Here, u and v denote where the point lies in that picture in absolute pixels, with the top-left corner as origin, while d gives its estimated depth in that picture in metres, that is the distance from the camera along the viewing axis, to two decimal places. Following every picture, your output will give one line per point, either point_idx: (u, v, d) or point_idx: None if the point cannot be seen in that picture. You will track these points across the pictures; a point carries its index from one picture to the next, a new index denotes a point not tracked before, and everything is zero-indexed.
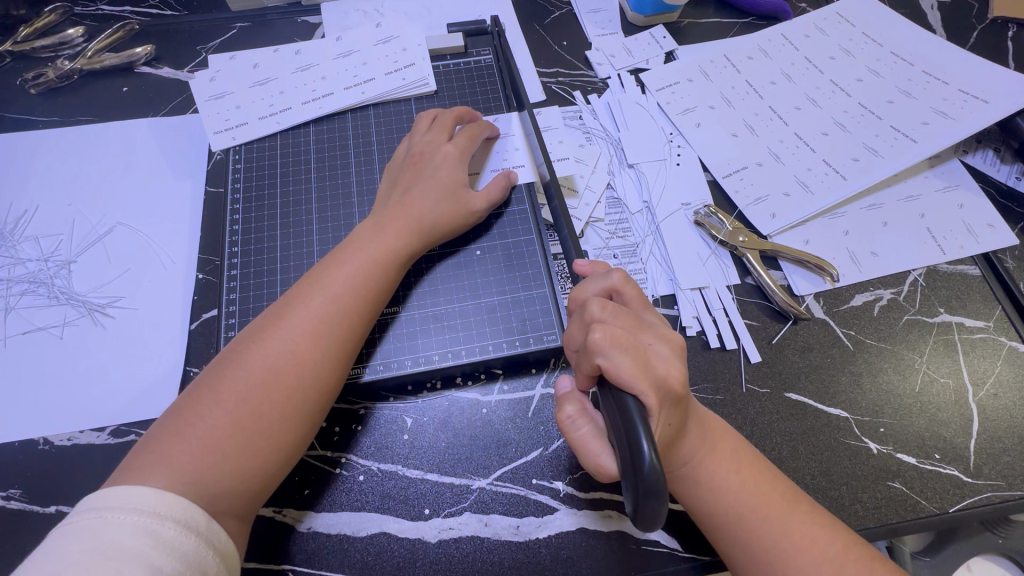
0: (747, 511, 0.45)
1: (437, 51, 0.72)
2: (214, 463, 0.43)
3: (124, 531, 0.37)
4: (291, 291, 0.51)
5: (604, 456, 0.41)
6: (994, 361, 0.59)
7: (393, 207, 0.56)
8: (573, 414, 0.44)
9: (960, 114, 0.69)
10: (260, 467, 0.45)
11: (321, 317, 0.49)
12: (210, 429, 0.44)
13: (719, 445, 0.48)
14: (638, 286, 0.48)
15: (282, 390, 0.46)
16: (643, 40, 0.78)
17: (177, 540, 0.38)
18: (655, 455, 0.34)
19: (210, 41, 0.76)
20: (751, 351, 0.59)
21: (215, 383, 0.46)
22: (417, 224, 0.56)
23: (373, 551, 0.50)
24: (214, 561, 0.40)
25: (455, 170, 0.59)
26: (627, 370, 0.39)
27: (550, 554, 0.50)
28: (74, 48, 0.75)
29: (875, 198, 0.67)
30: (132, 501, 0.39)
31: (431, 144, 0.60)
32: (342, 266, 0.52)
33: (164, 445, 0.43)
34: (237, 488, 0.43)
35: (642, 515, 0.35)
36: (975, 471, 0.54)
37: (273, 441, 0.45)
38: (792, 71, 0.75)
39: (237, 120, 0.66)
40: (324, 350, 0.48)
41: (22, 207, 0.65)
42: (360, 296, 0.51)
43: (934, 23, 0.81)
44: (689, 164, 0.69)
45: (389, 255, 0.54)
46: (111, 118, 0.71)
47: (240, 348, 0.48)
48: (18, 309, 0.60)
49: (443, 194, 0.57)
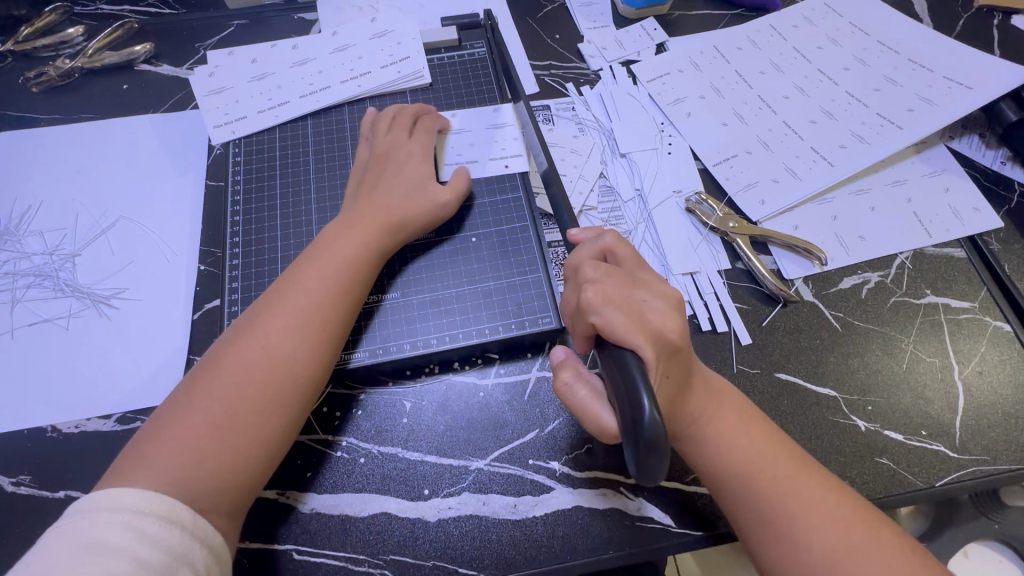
0: (752, 466, 0.46)
1: (431, 44, 0.73)
2: (197, 462, 0.44)
3: (110, 529, 0.39)
4: (266, 293, 0.52)
5: (603, 413, 0.43)
6: (979, 340, 0.60)
7: (360, 206, 0.57)
8: (569, 379, 0.45)
9: (943, 100, 0.70)
10: (245, 462, 0.46)
11: (297, 316, 0.50)
12: (190, 430, 0.45)
13: (726, 404, 0.49)
14: (632, 247, 0.49)
15: (262, 388, 0.47)
16: (634, 32, 0.79)
17: (161, 535, 0.40)
18: (656, 410, 0.35)
19: (208, 39, 0.77)
20: (741, 333, 0.60)
21: (193, 387, 0.47)
22: (386, 219, 0.56)
23: (375, 530, 0.51)
24: (202, 553, 0.41)
25: (420, 166, 0.61)
26: (622, 326, 0.41)
27: (546, 531, 0.52)
28: (75, 47, 0.76)
29: (863, 183, 0.68)
30: (115, 503, 0.40)
31: (394, 142, 0.62)
32: (316, 265, 0.53)
33: (147, 449, 0.44)
34: (223, 484, 0.44)
35: (644, 473, 0.36)
36: (960, 446, 0.55)
37: (258, 437, 0.46)
38: (781, 60, 0.77)
39: (236, 114, 0.67)
40: (299, 346, 0.49)
41: (26, 203, 0.66)
42: (334, 293, 0.52)
43: (921, 12, 0.83)
44: (680, 153, 0.70)
45: (361, 252, 0.55)
46: (112, 115, 0.72)
47: (217, 353, 0.49)
48: (24, 301, 0.61)
49: (409, 190, 0.59)
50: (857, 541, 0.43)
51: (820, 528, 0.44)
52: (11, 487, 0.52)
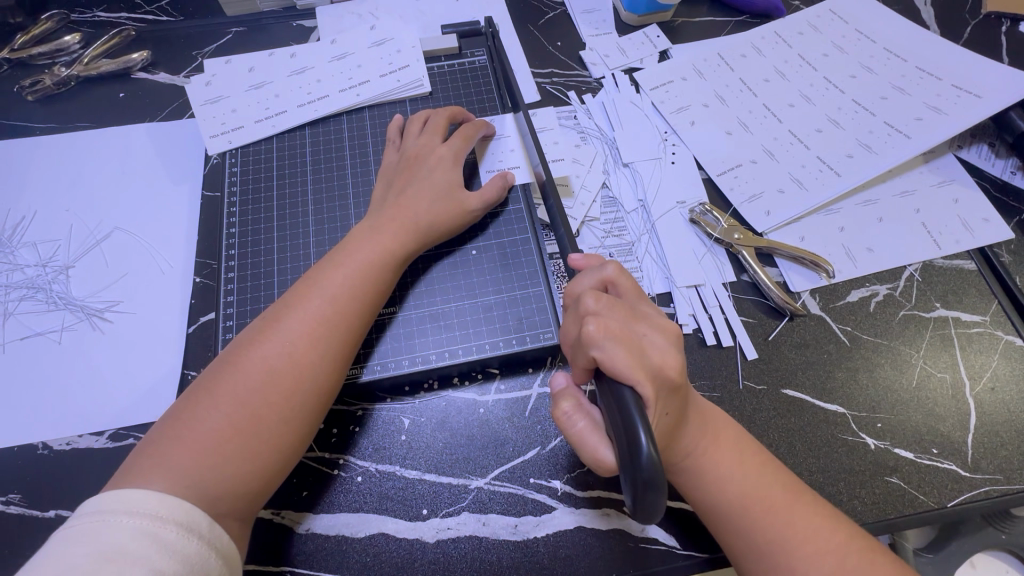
0: (749, 500, 0.45)
1: (431, 52, 0.72)
2: (212, 465, 0.43)
3: (126, 534, 0.37)
4: (289, 292, 0.52)
5: (602, 446, 0.41)
6: (991, 355, 0.59)
7: (390, 208, 0.56)
8: (569, 409, 0.44)
9: (952, 109, 0.69)
10: (260, 469, 0.45)
11: (319, 318, 0.49)
12: (209, 432, 0.44)
13: (721, 436, 0.48)
14: (633, 278, 0.48)
15: (281, 393, 0.46)
16: (636, 39, 0.78)
17: (180, 543, 0.38)
18: (653, 446, 0.34)
19: (206, 46, 0.77)
20: (747, 348, 0.59)
21: (213, 386, 0.46)
22: (413, 223, 0.56)
23: (372, 552, 0.50)
24: (217, 564, 0.40)
25: (449, 173, 0.59)
26: (623, 361, 0.39)
27: (548, 553, 0.50)
28: (72, 55, 0.76)
29: (870, 194, 0.67)
30: (133, 504, 0.39)
31: (425, 146, 0.60)
32: (338, 267, 0.52)
33: (164, 447, 0.43)
34: (237, 491, 0.43)
35: (642, 509, 0.35)
36: (973, 465, 0.54)
37: (273, 443, 0.45)
38: (786, 68, 0.76)
39: (233, 124, 0.66)
40: (321, 352, 0.48)
41: (21, 214, 0.65)
42: (357, 298, 0.51)
43: (927, 19, 0.82)
44: (684, 163, 0.69)
45: (385, 255, 0.54)
46: (107, 124, 0.71)
47: (238, 351, 0.48)
48: (17, 314, 0.60)
49: (439, 195, 0.58)
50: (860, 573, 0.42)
51: (822, 563, 0.42)
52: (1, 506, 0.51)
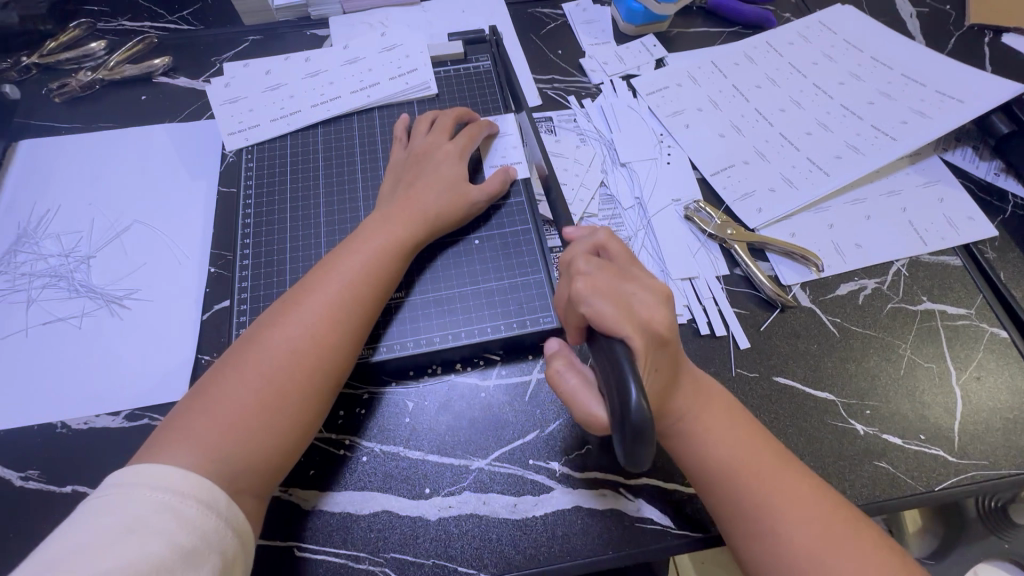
0: (745, 473, 0.46)
1: (438, 58, 0.76)
2: (237, 442, 0.45)
3: (149, 507, 0.39)
4: (306, 279, 0.54)
5: (592, 402, 0.44)
6: (977, 346, 0.61)
7: (400, 200, 0.59)
8: (562, 367, 0.47)
9: (936, 113, 0.72)
10: (280, 445, 0.47)
11: (337, 303, 0.52)
12: (233, 408, 0.46)
13: (719, 409, 0.49)
14: (624, 243, 0.51)
15: (302, 372, 0.49)
16: (634, 48, 0.82)
17: (199, 519, 0.40)
18: (642, 399, 0.36)
19: (224, 53, 0.81)
20: (740, 337, 0.61)
21: (237, 364, 0.48)
22: (422, 213, 0.59)
23: (376, 529, 0.52)
24: (232, 542, 0.42)
25: (455, 166, 0.62)
26: (611, 316, 0.42)
27: (546, 531, 0.52)
28: (97, 60, 0.80)
29: (858, 193, 0.70)
30: (158, 480, 0.41)
31: (433, 143, 0.64)
32: (355, 254, 0.55)
33: (190, 423, 0.45)
34: (258, 466, 0.45)
35: (631, 457, 0.36)
36: (960, 451, 0.56)
37: (293, 421, 0.48)
38: (777, 75, 0.79)
39: (250, 123, 0.70)
40: (339, 333, 0.51)
41: (45, 207, 0.69)
42: (372, 283, 0.54)
43: (912, 30, 0.85)
44: (679, 163, 0.72)
45: (397, 243, 0.56)
46: (129, 124, 0.75)
47: (259, 332, 0.50)
48: (39, 301, 0.63)
49: (445, 187, 0.61)
50: (851, 544, 0.43)
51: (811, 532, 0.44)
52: (20, 482, 0.53)
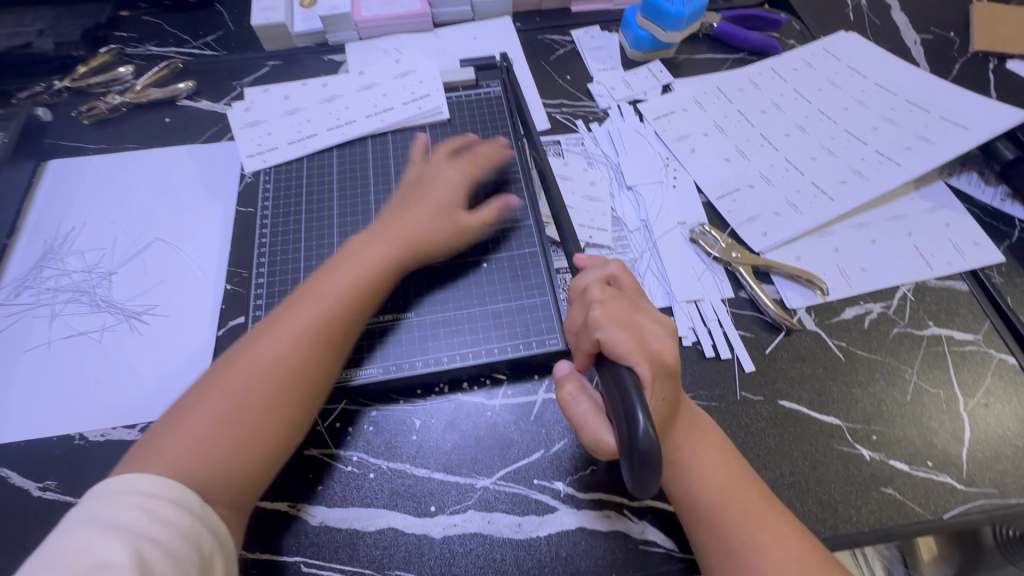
0: (726, 504, 0.47)
1: (450, 83, 0.78)
2: (203, 457, 0.46)
3: (127, 509, 0.41)
4: (286, 300, 0.56)
5: (602, 428, 0.44)
6: (984, 372, 0.61)
7: (394, 218, 0.62)
8: (574, 391, 0.47)
9: (940, 139, 0.73)
10: (249, 458, 0.48)
11: (309, 321, 0.53)
12: (205, 424, 0.47)
13: (709, 440, 0.50)
14: (635, 277, 0.52)
15: (272, 386, 0.50)
16: (641, 73, 0.84)
17: (172, 517, 0.41)
18: (650, 426, 0.37)
19: (244, 77, 0.84)
20: (745, 360, 0.61)
21: (212, 383, 0.50)
22: (412, 234, 0.60)
23: (381, 545, 0.52)
24: (208, 538, 0.42)
25: (455, 191, 0.65)
26: (623, 344, 0.43)
27: (550, 551, 0.52)
28: (124, 84, 0.83)
29: (863, 217, 0.70)
30: (132, 485, 0.42)
31: (435, 169, 0.66)
32: (340, 271, 0.56)
33: (163, 439, 0.47)
34: (228, 479, 0.46)
35: (637, 484, 0.37)
36: (968, 479, 0.55)
37: (263, 433, 0.49)
38: (782, 101, 0.80)
39: (268, 146, 0.73)
40: (312, 347, 0.52)
41: (71, 224, 0.71)
42: (350, 298, 0.55)
43: (917, 57, 0.87)
44: (684, 187, 0.73)
45: (379, 261, 0.58)
46: (153, 145, 0.78)
47: (236, 352, 0.52)
48: (62, 315, 0.65)
49: (440, 213, 0.63)
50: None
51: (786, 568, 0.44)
52: (38, 492, 0.54)
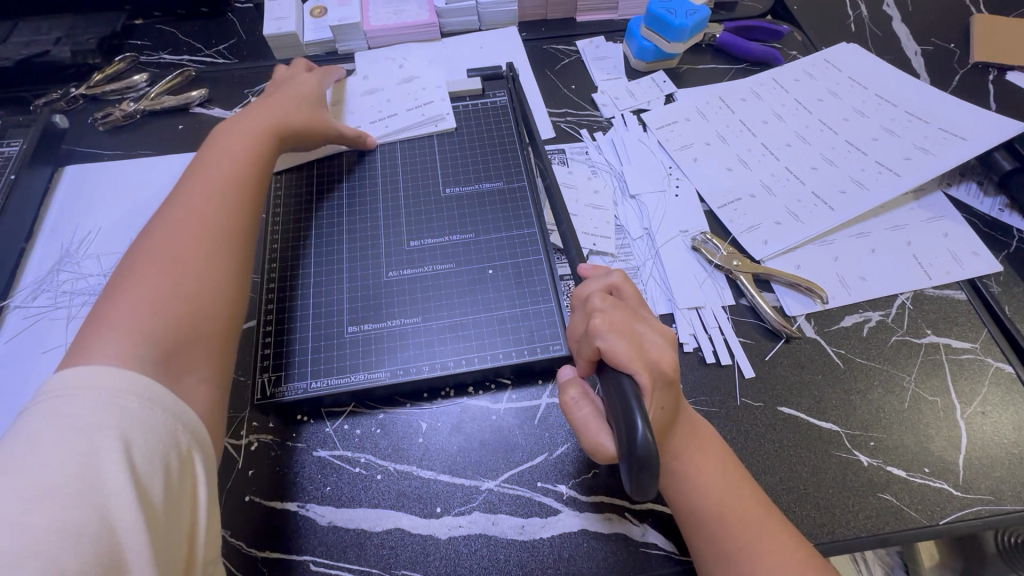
0: (726, 512, 0.48)
1: (456, 93, 0.80)
2: (153, 330, 0.46)
3: (94, 409, 0.38)
4: (165, 206, 0.56)
5: (602, 435, 0.46)
6: (981, 381, 0.62)
7: (257, 110, 0.68)
8: (575, 396, 0.49)
9: (940, 150, 0.74)
10: (203, 308, 0.50)
11: (218, 187, 0.58)
12: (145, 282, 0.48)
13: (708, 449, 0.51)
14: (636, 287, 0.53)
15: (203, 238, 0.53)
16: (644, 83, 0.86)
17: (143, 414, 0.40)
18: (648, 432, 0.38)
19: (256, 85, 0.86)
20: (745, 367, 0.62)
21: (138, 255, 0.51)
22: (287, 124, 0.68)
23: (388, 545, 0.54)
24: (184, 438, 0.41)
25: (295, 90, 0.73)
26: (623, 353, 0.45)
27: (553, 553, 0.53)
28: (138, 92, 0.85)
29: (863, 227, 0.71)
30: (91, 383, 0.40)
31: (286, 76, 0.76)
32: (208, 161, 0.61)
33: (104, 311, 0.46)
34: (187, 328, 0.48)
35: (634, 488, 0.38)
36: (964, 485, 0.56)
37: (207, 276, 0.51)
38: (783, 111, 0.82)
39: None
40: (229, 205, 0.57)
41: (87, 229, 0.73)
42: (245, 173, 0.61)
43: (917, 68, 0.88)
44: (687, 195, 0.74)
45: (248, 142, 0.63)
46: (167, 152, 0.80)
47: (151, 230, 0.53)
48: (78, 318, 0.67)
49: (303, 102, 0.71)
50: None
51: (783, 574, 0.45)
52: None
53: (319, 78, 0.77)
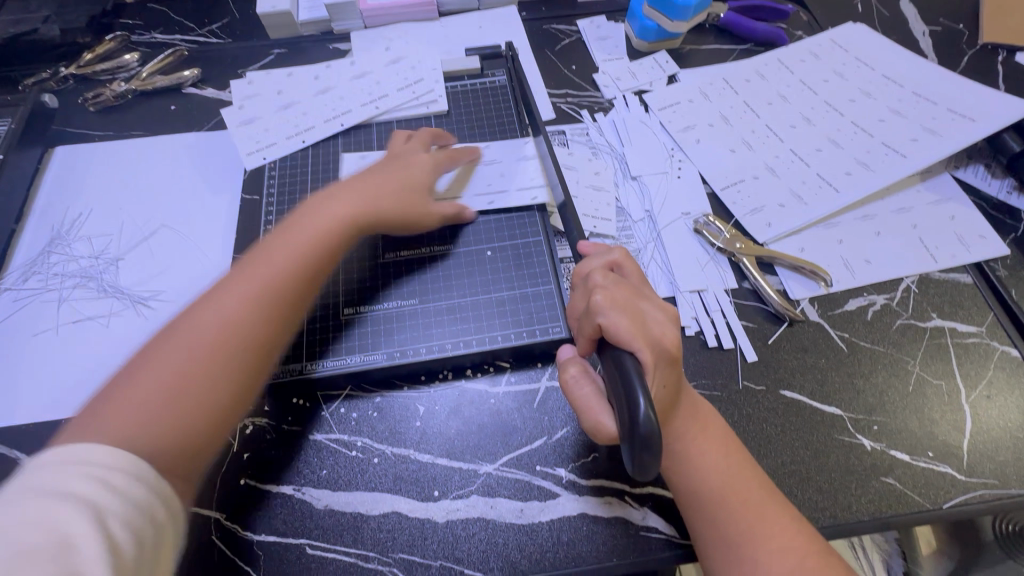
0: (729, 494, 0.47)
1: (454, 73, 0.78)
2: (151, 422, 0.43)
3: (69, 478, 0.36)
4: (223, 273, 0.53)
5: (602, 413, 0.45)
6: (987, 365, 0.61)
7: (353, 184, 0.61)
8: (575, 374, 0.48)
9: (947, 131, 0.72)
10: (200, 420, 0.45)
11: (257, 288, 0.51)
12: (152, 383, 0.44)
13: (710, 430, 0.50)
14: (638, 264, 0.52)
15: (220, 344, 0.47)
16: (646, 64, 0.84)
17: (122, 486, 0.38)
18: (650, 408, 0.37)
19: (250, 65, 0.84)
20: (747, 350, 0.62)
21: (157, 345, 0.47)
22: (374, 213, 0.60)
23: (385, 528, 0.53)
24: (162, 510, 0.39)
25: (418, 172, 0.64)
26: (625, 330, 0.43)
27: (552, 536, 0.53)
28: (130, 71, 0.83)
29: (868, 209, 0.70)
30: (71, 455, 0.38)
31: (408, 151, 0.66)
32: (284, 240, 0.55)
33: (108, 403, 0.43)
34: (175, 441, 0.43)
35: (637, 469, 0.37)
36: (969, 469, 0.56)
37: (216, 390, 0.46)
38: (787, 92, 0.80)
39: (267, 141, 0.72)
40: (258, 314, 0.50)
41: (78, 211, 0.72)
42: (293, 261, 0.54)
43: (925, 49, 0.86)
44: (689, 177, 0.73)
45: (332, 228, 0.57)
46: (159, 132, 0.78)
47: (182, 316, 0.49)
48: (69, 300, 0.66)
49: (404, 187, 0.62)
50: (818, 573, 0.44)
51: (784, 560, 0.44)
52: None
53: (440, 155, 0.69)
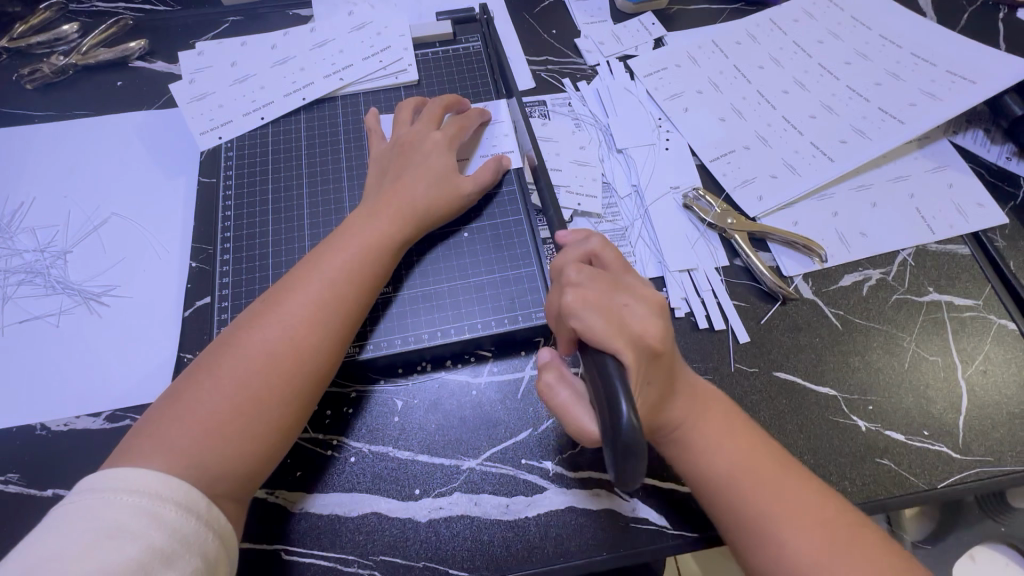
0: (734, 475, 0.45)
1: (425, 39, 0.72)
2: (213, 446, 0.43)
3: (126, 512, 0.38)
4: (281, 282, 0.52)
5: (585, 417, 0.42)
6: (984, 339, 0.59)
7: (385, 192, 0.57)
8: (552, 381, 0.45)
9: (947, 95, 0.69)
10: (257, 451, 0.45)
11: (312, 310, 0.49)
12: (210, 412, 0.44)
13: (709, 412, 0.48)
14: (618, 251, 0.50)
15: (280, 374, 0.47)
16: (631, 27, 0.79)
17: (179, 523, 0.39)
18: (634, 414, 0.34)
19: (202, 35, 0.77)
20: (740, 331, 0.59)
21: (212, 368, 0.47)
22: (410, 209, 0.56)
23: (364, 530, 0.50)
24: (213, 542, 0.41)
25: (444, 157, 0.59)
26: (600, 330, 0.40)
27: (539, 532, 0.51)
28: (69, 43, 0.76)
29: (864, 179, 0.67)
30: (132, 483, 0.40)
31: (419, 133, 0.61)
32: (337, 252, 0.53)
33: (166, 428, 0.44)
34: (237, 471, 0.44)
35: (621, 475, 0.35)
36: (964, 448, 0.54)
37: (272, 424, 0.46)
38: (780, 55, 0.76)
39: (221, 120, 0.66)
40: (317, 338, 0.49)
41: (19, 200, 0.66)
42: (353, 282, 0.52)
43: (924, 6, 0.81)
44: (678, 149, 0.69)
45: (379, 241, 0.54)
46: (104, 111, 0.72)
47: (238, 334, 0.48)
48: (15, 298, 0.61)
49: (434, 179, 0.58)
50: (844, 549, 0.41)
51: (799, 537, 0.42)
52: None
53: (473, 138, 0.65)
